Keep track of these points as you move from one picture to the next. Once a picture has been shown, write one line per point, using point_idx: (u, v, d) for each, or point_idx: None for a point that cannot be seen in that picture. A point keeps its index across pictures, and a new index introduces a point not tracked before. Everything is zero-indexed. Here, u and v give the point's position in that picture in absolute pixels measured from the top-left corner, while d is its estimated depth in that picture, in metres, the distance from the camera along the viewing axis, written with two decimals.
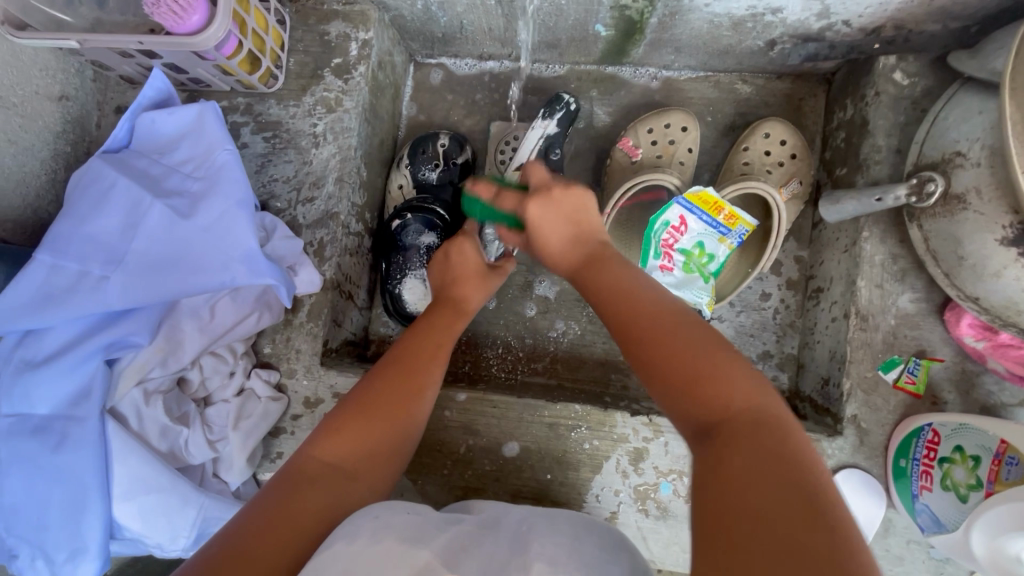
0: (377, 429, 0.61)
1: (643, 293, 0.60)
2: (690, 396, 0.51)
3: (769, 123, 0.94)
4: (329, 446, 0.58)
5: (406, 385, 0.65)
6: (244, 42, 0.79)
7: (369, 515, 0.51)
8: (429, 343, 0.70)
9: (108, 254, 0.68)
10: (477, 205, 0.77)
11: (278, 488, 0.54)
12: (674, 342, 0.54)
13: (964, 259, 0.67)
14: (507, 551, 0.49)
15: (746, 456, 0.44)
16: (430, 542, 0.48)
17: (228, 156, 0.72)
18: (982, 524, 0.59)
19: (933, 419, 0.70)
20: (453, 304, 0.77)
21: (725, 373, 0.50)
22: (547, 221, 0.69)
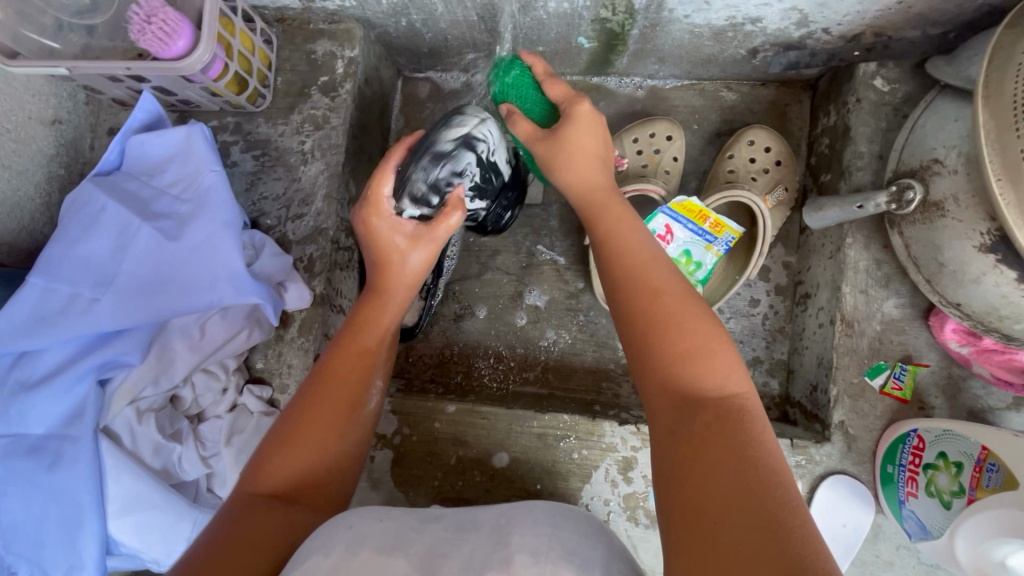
0: (311, 443, 0.58)
1: (644, 266, 0.59)
2: (677, 378, 0.51)
3: (753, 131, 0.95)
4: (266, 472, 0.56)
5: (341, 392, 0.62)
6: (230, 64, 0.81)
7: (345, 525, 0.53)
8: (354, 345, 0.65)
9: (98, 276, 0.69)
10: (515, 71, 0.71)
11: (224, 517, 0.52)
12: (665, 320, 0.54)
13: (944, 266, 0.68)
14: (488, 550, 0.51)
15: (726, 440, 0.46)
16: (407, 550, 0.50)
17: (215, 178, 0.74)
18: (966, 531, 0.60)
19: (917, 425, 0.71)
20: (377, 302, 0.68)
21: (712, 363, 0.51)
22: (586, 127, 0.66)
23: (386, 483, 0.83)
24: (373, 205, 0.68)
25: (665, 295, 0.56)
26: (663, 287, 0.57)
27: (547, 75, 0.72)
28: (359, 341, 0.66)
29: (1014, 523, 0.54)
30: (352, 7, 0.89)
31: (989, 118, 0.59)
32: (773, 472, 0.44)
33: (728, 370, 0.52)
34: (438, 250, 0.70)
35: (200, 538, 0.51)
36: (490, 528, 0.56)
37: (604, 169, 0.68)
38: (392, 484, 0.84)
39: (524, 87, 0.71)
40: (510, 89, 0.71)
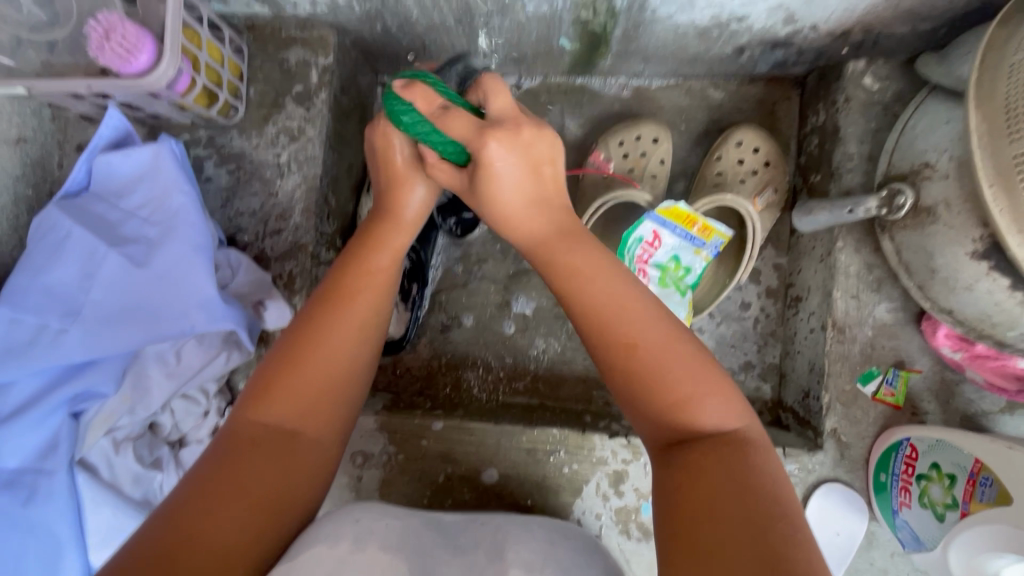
0: (306, 379, 0.54)
1: (618, 317, 0.54)
2: (668, 418, 0.50)
3: (741, 131, 0.92)
4: (267, 407, 0.52)
5: (338, 325, 0.57)
6: (198, 77, 0.78)
7: (351, 520, 0.51)
8: (363, 274, 0.61)
9: (67, 305, 0.67)
10: (405, 112, 0.58)
11: (220, 453, 0.49)
12: (649, 369, 0.51)
13: (936, 272, 0.66)
14: (483, 561, 0.50)
15: (726, 475, 0.46)
16: (410, 552, 0.49)
17: (184, 200, 0.71)
18: (960, 544, 0.59)
19: (910, 433, 0.69)
20: (392, 228, 0.65)
21: (705, 394, 0.50)
22: (510, 154, 0.56)
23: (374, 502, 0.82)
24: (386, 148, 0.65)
25: (640, 324, 0.53)
26: (636, 314, 0.54)
27: (436, 112, 0.57)
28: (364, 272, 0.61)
29: (1009, 540, 0.53)
30: (324, 13, 0.86)
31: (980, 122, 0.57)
32: (763, 490, 0.45)
33: (719, 406, 0.50)
34: (439, 188, 0.68)
35: (191, 472, 0.48)
36: (491, 539, 0.55)
37: (547, 213, 0.60)
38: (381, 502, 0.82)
39: (417, 125, 0.58)
40: (413, 131, 0.59)
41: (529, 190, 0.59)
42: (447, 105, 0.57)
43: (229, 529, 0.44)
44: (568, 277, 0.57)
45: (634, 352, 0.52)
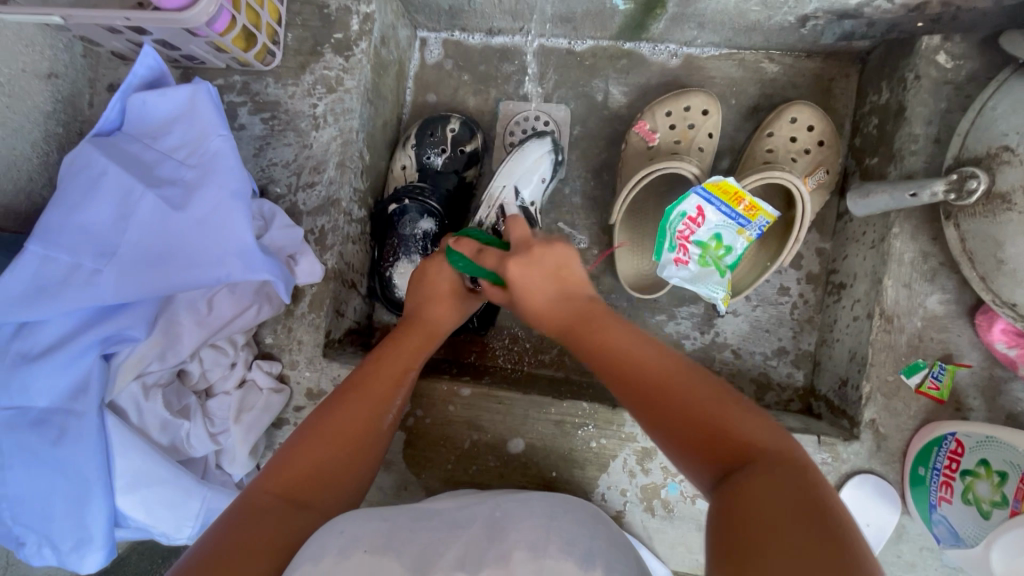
0: (329, 449, 0.60)
1: (657, 355, 0.56)
2: (711, 442, 0.48)
3: (797, 107, 0.88)
4: (282, 479, 0.56)
5: (363, 408, 0.64)
6: (237, 18, 0.74)
7: (332, 533, 0.49)
8: (390, 368, 0.69)
9: (100, 245, 0.65)
10: (460, 261, 0.72)
11: (242, 510, 0.52)
12: (687, 396, 0.52)
13: (1004, 263, 0.63)
14: (483, 545, 0.48)
15: (768, 491, 0.43)
16: (400, 549, 0.47)
17: (222, 144, 0.69)
18: (1004, 541, 0.57)
19: (956, 429, 0.68)
20: (412, 324, 0.75)
21: (735, 414, 0.49)
22: (533, 286, 0.64)
23: (398, 463, 0.82)
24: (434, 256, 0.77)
25: (658, 359, 0.56)
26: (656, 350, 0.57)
27: (477, 254, 0.71)
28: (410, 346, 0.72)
29: None
30: None
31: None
32: (825, 514, 0.41)
33: (752, 426, 0.49)
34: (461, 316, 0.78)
35: (212, 531, 0.50)
36: (487, 523, 0.53)
37: (588, 269, 0.67)
38: (404, 465, 0.82)
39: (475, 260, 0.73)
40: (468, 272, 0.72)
41: (537, 283, 0.64)
42: (483, 248, 0.71)
43: None
44: (602, 343, 0.59)
45: (664, 386, 0.54)
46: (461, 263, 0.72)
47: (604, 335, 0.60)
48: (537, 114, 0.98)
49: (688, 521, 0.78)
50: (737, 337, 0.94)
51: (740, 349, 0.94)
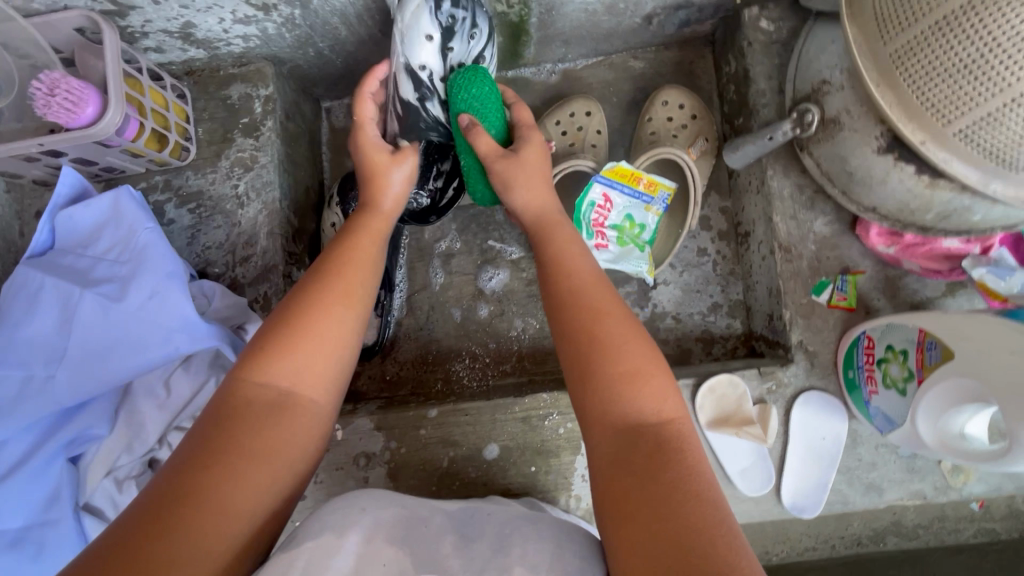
0: (302, 348, 0.57)
1: (592, 302, 0.61)
2: (615, 405, 0.54)
3: (665, 91, 0.99)
4: (257, 378, 0.55)
5: (328, 298, 0.60)
6: (145, 123, 0.81)
7: (358, 509, 0.53)
8: (351, 255, 0.66)
9: (48, 354, 0.68)
10: (481, 85, 0.76)
11: (217, 412, 0.53)
12: (604, 351, 0.57)
13: (853, 175, 0.73)
14: (488, 556, 0.50)
15: (655, 472, 0.49)
16: (415, 543, 0.51)
17: (150, 235, 0.74)
18: (925, 408, 0.63)
19: (866, 326, 0.75)
20: (372, 214, 0.71)
21: (644, 393, 0.55)
22: (533, 186, 0.74)
23: None
24: (359, 125, 0.76)
25: (626, 355, 0.56)
26: (640, 350, 0.57)
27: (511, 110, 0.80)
28: (370, 235, 0.69)
29: (970, 389, 0.57)
30: (257, 47, 0.89)
31: (849, 14, 0.65)
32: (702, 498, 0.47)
33: (653, 398, 0.55)
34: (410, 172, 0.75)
35: (184, 443, 0.51)
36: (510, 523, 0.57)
37: (566, 226, 0.72)
38: None
39: (473, 177, 0.81)
40: (476, 100, 0.76)
41: (548, 201, 0.73)
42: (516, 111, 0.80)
43: (211, 525, 0.46)
44: (553, 265, 0.66)
45: (588, 336, 0.58)
46: (471, 102, 0.76)
47: (557, 259, 0.67)
48: None
49: None
50: (673, 303, 1.01)
51: (679, 314, 1.01)
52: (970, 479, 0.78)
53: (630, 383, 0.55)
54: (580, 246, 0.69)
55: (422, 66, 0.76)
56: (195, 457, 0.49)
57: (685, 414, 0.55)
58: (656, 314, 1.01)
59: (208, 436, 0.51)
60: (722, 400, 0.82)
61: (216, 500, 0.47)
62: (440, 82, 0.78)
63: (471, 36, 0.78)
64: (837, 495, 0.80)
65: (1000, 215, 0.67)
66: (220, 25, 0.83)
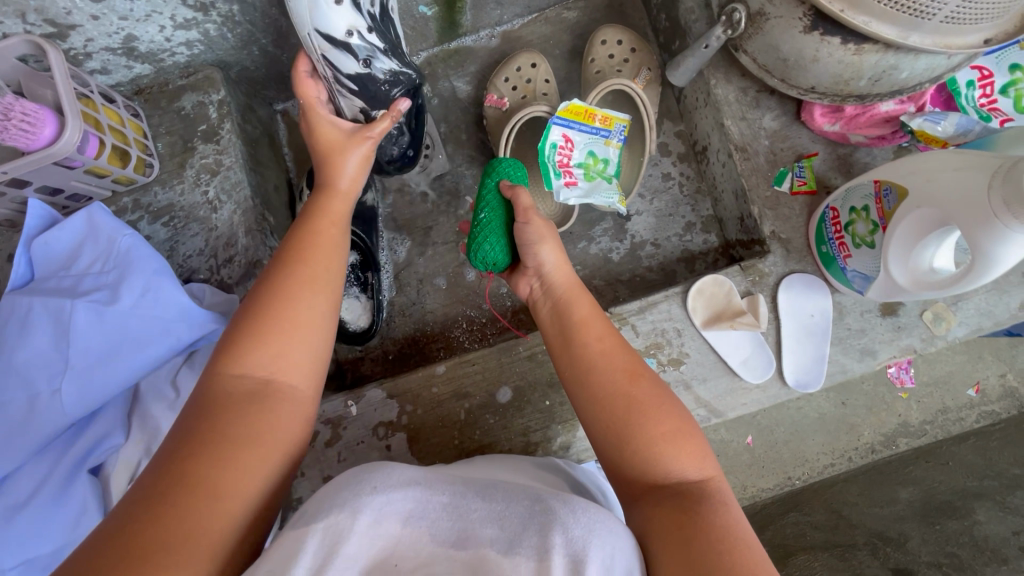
0: (282, 333, 0.58)
1: (619, 362, 0.64)
2: (650, 463, 0.56)
3: (603, 31, 1.03)
4: (239, 365, 0.55)
5: (303, 283, 0.61)
6: (104, 139, 0.82)
7: (369, 487, 0.45)
8: (318, 241, 0.66)
9: (49, 370, 0.68)
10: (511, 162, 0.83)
11: (199, 410, 0.52)
12: (636, 407, 0.59)
13: (787, 60, 0.77)
14: (524, 524, 0.45)
15: (694, 520, 0.50)
16: (433, 522, 0.46)
17: (130, 239, 0.74)
18: (896, 256, 0.67)
19: (829, 199, 0.79)
20: (331, 195, 0.72)
21: (680, 451, 0.57)
22: (554, 254, 0.74)
23: (410, 462, 0.84)
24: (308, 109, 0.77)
25: (660, 417, 0.59)
26: (669, 409, 0.60)
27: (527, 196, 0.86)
28: (329, 220, 0.69)
29: (935, 220, 0.60)
30: (202, 53, 0.91)
31: None
32: (743, 547, 0.49)
33: (687, 456, 0.57)
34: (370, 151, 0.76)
35: (175, 431, 0.50)
36: (542, 495, 0.49)
37: (585, 292, 0.73)
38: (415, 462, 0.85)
39: (491, 230, 0.76)
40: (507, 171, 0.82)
41: (569, 271, 0.74)
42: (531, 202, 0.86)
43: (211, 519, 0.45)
44: (573, 329, 0.69)
45: (620, 395, 0.61)
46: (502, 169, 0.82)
47: (579, 321, 0.69)
48: None
49: (677, 385, 0.84)
50: (650, 231, 1.05)
51: (658, 240, 1.05)
52: (953, 326, 0.83)
53: (667, 443, 0.57)
54: (597, 309, 0.70)
55: (352, 30, 0.72)
56: (191, 443, 0.49)
57: (719, 474, 0.58)
58: (636, 245, 1.05)
59: (196, 424, 0.50)
60: (713, 299, 0.86)
61: (217, 492, 0.46)
62: (374, 34, 0.74)
63: None
64: (835, 367, 0.84)
65: (926, 68, 0.72)
66: (161, 33, 0.85)
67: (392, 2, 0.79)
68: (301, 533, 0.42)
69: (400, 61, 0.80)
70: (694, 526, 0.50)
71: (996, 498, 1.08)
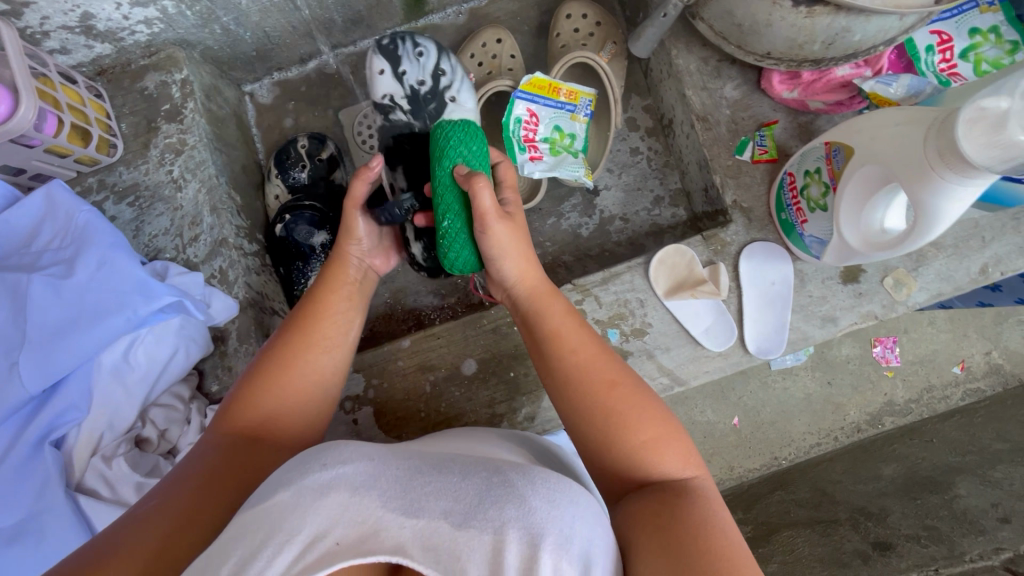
0: (274, 391, 0.60)
1: (599, 361, 0.60)
2: (632, 464, 0.54)
3: (568, 5, 1.03)
4: (234, 421, 0.58)
5: (299, 344, 0.63)
6: (63, 118, 0.81)
7: (318, 464, 0.43)
8: (319, 301, 0.68)
9: (8, 345, 0.69)
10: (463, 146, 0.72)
11: (196, 460, 0.55)
12: (619, 409, 0.56)
13: (741, 26, 0.78)
14: (480, 495, 0.42)
15: (680, 515, 0.47)
16: (382, 487, 0.42)
17: (87, 214, 0.75)
18: (847, 217, 0.66)
19: (786, 166, 0.80)
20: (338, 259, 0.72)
21: (662, 451, 0.54)
22: (518, 262, 0.67)
23: (377, 436, 0.85)
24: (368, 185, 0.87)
25: (640, 417, 0.55)
26: (650, 412, 0.56)
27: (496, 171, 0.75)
28: (336, 283, 0.70)
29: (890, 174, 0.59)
30: (163, 31, 0.91)
31: None
32: (728, 544, 0.46)
33: (672, 456, 0.54)
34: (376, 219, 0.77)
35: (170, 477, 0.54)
36: (503, 468, 0.46)
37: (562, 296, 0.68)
38: (382, 435, 0.85)
39: (457, 241, 0.70)
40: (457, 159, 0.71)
41: (538, 277, 0.68)
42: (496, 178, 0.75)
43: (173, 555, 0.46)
44: (555, 330, 0.64)
45: (603, 400, 0.57)
46: (463, 152, 0.72)
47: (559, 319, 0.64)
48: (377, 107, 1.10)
49: (640, 355, 0.84)
50: (618, 206, 1.05)
51: (627, 215, 1.05)
52: (913, 291, 0.83)
53: (651, 443, 0.54)
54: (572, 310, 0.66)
55: (387, 95, 0.86)
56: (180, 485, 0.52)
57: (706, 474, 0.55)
58: (605, 220, 1.05)
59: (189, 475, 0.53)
60: (674, 269, 0.86)
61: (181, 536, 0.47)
62: (404, 101, 0.86)
63: (419, 54, 0.86)
64: (797, 334, 0.84)
65: (877, 30, 0.72)
66: (118, 12, 0.84)
67: (447, 83, 0.86)
68: (251, 513, 0.41)
69: (417, 112, 0.85)
70: (679, 522, 0.47)
71: (981, 471, 1.01)
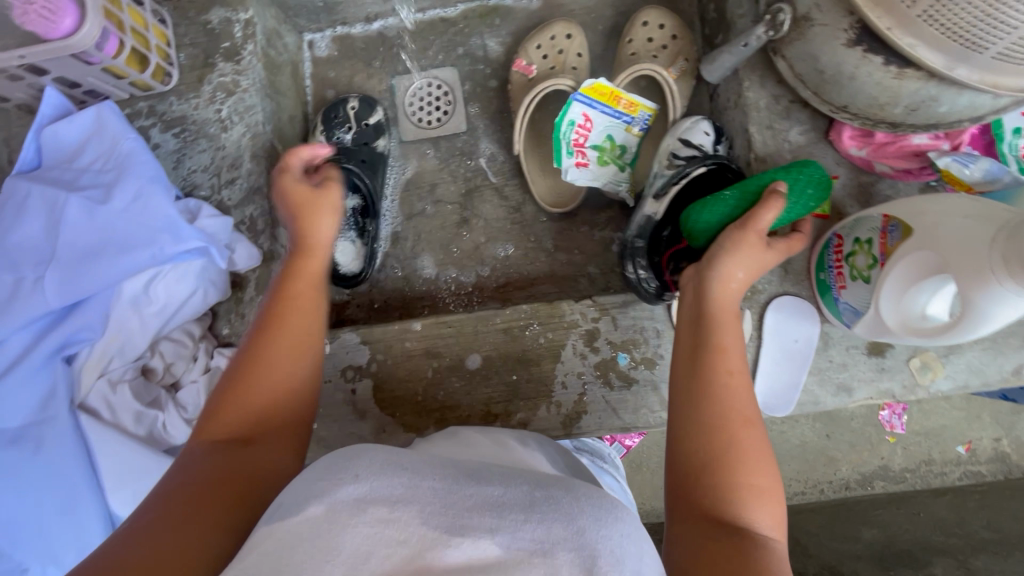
0: (273, 380, 0.57)
1: (740, 391, 0.55)
2: (720, 505, 0.49)
3: (647, 12, 0.99)
4: (223, 423, 0.54)
5: (282, 346, 0.59)
6: (124, 40, 0.81)
7: (347, 475, 0.40)
8: (271, 313, 0.62)
9: (37, 256, 0.71)
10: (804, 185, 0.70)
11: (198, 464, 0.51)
12: (737, 448, 0.52)
13: (823, 73, 0.74)
14: (528, 523, 0.39)
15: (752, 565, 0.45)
16: (418, 499, 0.39)
17: (133, 143, 0.76)
18: (887, 295, 0.63)
19: (836, 226, 0.76)
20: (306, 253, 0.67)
21: (757, 506, 0.50)
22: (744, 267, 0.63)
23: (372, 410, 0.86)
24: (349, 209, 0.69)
25: (757, 467, 0.51)
26: (768, 467, 0.52)
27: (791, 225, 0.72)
28: (280, 296, 0.63)
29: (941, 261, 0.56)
30: None
31: None
32: None
33: (767, 515, 0.50)
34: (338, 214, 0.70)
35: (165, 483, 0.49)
36: (545, 482, 0.44)
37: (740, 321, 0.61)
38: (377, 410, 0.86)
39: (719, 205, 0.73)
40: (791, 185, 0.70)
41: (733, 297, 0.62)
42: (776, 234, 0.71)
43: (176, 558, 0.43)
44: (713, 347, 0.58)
45: (731, 434, 0.52)
46: (800, 191, 0.70)
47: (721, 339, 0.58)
48: (434, 81, 1.09)
49: (645, 385, 0.83)
50: None
51: None
52: (938, 377, 0.81)
53: (753, 493, 0.50)
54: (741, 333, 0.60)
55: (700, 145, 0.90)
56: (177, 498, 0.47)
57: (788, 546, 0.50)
58: None
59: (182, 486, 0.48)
60: None
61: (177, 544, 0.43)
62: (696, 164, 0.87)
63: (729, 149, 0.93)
64: (808, 396, 0.82)
65: (967, 106, 0.67)
66: None
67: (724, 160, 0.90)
68: (283, 522, 0.38)
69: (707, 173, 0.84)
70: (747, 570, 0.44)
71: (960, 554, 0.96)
